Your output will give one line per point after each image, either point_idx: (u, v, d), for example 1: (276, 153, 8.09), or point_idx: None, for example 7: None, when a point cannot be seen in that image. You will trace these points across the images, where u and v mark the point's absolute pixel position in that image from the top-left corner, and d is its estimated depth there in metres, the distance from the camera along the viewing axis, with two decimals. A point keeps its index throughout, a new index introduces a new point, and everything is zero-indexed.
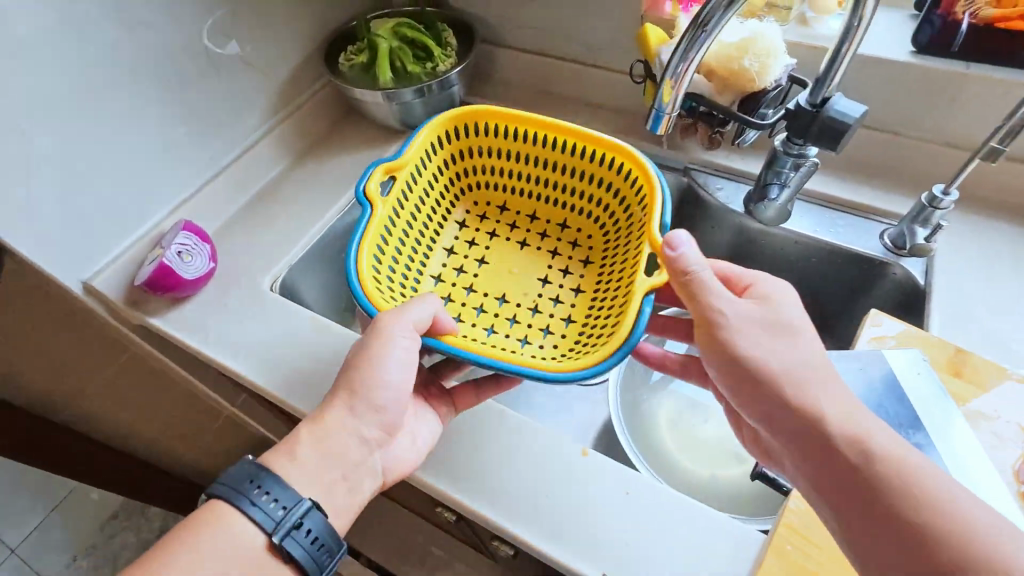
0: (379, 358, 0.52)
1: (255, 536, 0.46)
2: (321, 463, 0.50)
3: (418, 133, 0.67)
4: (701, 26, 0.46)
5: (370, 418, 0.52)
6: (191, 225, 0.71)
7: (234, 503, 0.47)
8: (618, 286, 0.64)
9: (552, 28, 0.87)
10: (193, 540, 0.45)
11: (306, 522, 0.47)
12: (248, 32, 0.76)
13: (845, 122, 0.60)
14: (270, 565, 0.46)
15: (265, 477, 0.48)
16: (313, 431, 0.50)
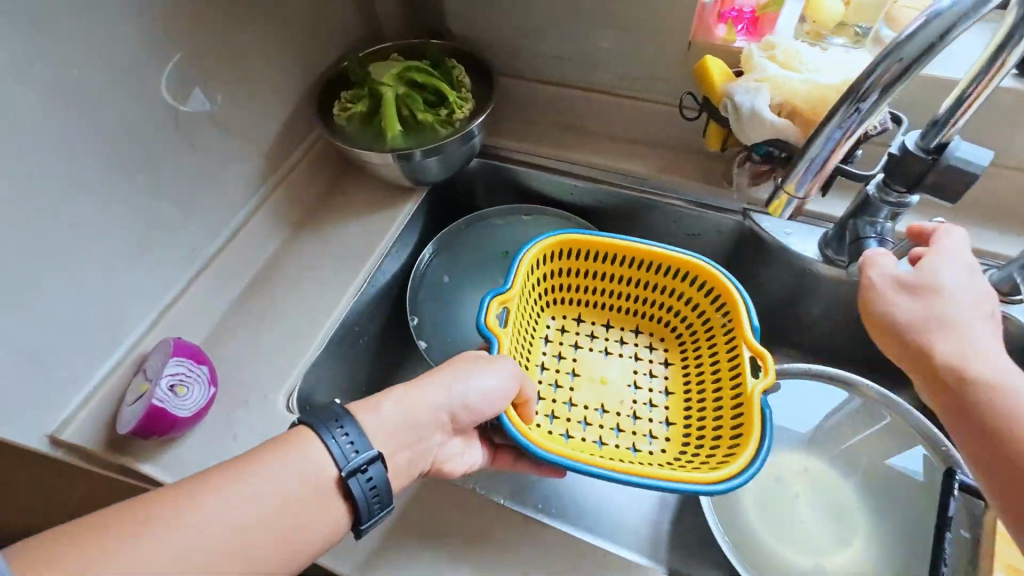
0: (485, 365, 0.52)
1: (325, 469, 0.39)
2: (402, 430, 0.46)
3: (524, 256, 0.67)
4: (859, 101, 0.40)
5: (452, 411, 0.50)
6: (184, 345, 0.57)
7: (314, 429, 0.40)
8: (724, 394, 0.63)
9: (579, 57, 0.76)
10: (269, 452, 0.38)
11: (372, 469, 0.40)
12: (225, 90, 0.63)
13: (970, 171, 0.51)
14: (328, 503, 0.39)
15: (347, 416, 0.42)
16: (408, 394, 0.48)
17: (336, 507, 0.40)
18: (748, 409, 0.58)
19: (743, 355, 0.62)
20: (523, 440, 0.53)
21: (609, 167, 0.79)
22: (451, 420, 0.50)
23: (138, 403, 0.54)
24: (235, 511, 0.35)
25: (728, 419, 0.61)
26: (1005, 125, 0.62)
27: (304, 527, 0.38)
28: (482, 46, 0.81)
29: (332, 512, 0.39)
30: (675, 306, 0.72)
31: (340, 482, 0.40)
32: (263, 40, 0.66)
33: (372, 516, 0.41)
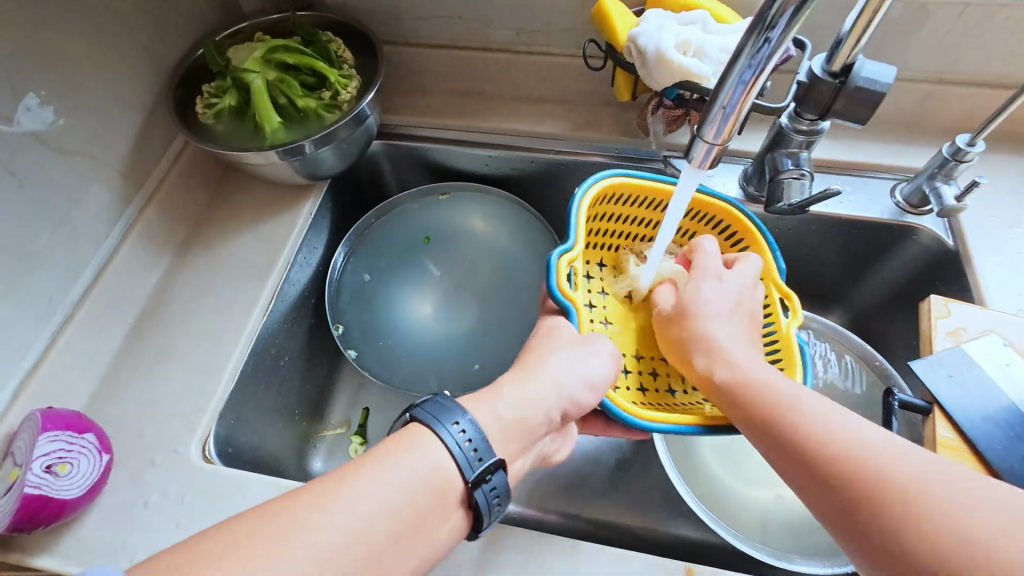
0: (581, 353, 0.50)
1: (450, 475, 0.37)
2: (518, 431, 0.44)
3: (583, 196, 0.58)
4: (767, 30, 0.33)
5: (563, 408, 0.47)
6: (56, 416, 0.48)
7: (436, 431, 0.38)
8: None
9: (469, 15, 0.69)
10: (395, 451, 0.37)
11: (495, 478, 0.39)
12: (46, 99, 0.52)
13: (877, 90, 0.50)
14: (453, 514, 0.37)
15: (469, 420, 0.40)
16: (516, 393, 0.45)
17: (458, 518, 0.38)
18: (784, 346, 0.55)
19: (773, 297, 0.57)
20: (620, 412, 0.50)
21: (521, 131, 0.73)
22: (558, 416, 0.48)
23: (12, 494, 0.45)
24: (375, 510, 0.34)
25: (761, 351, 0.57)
26: (902, 38, 0.61)
27: (428, 536, 0.36)
28: (360, 13, 0.72)
29: (454, 520, 0.38)
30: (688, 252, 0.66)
31: (466, 492, 0.38)
32: (85, 33, 0.55)
33: (492, 521, 0.40)
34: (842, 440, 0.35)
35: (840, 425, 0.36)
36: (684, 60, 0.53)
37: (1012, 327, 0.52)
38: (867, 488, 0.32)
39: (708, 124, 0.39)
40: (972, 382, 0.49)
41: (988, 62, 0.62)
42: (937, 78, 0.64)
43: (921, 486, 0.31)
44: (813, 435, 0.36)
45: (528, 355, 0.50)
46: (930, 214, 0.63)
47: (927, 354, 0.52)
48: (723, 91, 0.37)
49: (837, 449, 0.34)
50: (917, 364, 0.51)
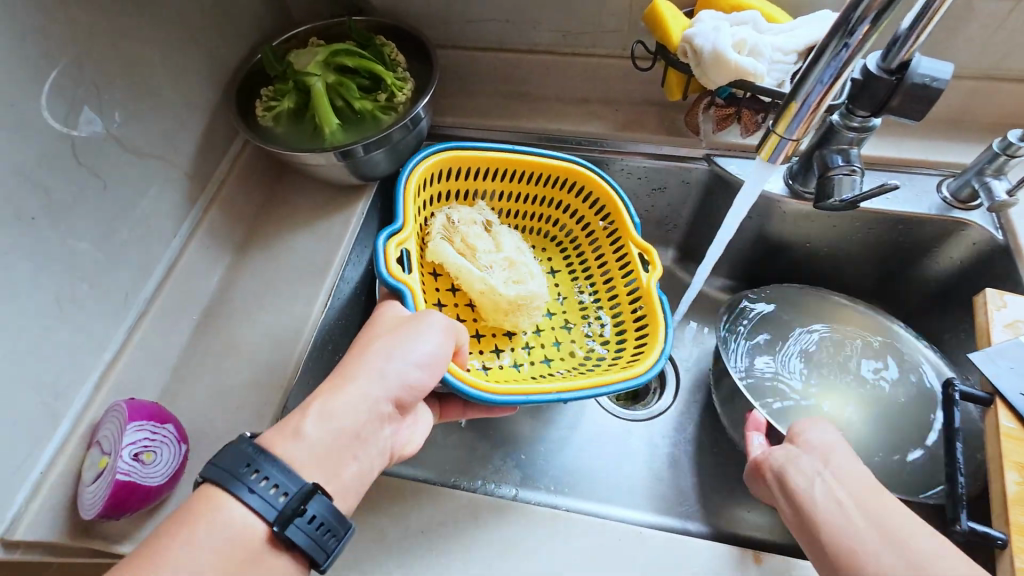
0: (409, 331, 0.47)
1: (250, 525, 0.36)
2: (335, 445, 0.41)
3: (411, 169, 0.61)
4: (848, 35, 0.34)
5: (394, 397, 0.44)
6: (139, 407, 0.50)
7: (228, 486, 0.36)
8: (620, 291, 0.66)
9: (516, 18, 0.71)
10: (191, 525, 0.35)
11: (312, 507, 0.37)
12: (124, 103, 0.54)
13: (935, 86, 0.51)
14: (269, 561, 0.36)
15: (265, 459, 0.37)
16: (330, 404, 0.41)
17: (280, 560, 0.36)
18: (648, 301, 0.61)
19: (632, 253, 0.64)
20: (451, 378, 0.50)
21: (565, 131, 0.75)
22: (395, 404, 0.45)
23: (101, 481, 0.47)
24: None
25: (630, 315, 0.63)
26: (949, 35, 0.62)
27: None
28: (408, 17, 0.73)
29: (281, 563, 0.36)
30: (557, 216, 0.72)
31: (277, 536, 0.36)
32: (158, 40, 0.57)
33: (330, 556, 0.38)
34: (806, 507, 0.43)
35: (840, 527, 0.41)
36: (740, 59, 0.54)
37: None
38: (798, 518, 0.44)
39: (784, 122, 0.40)
40: None
41: None
42: (985, 75, 0.65)
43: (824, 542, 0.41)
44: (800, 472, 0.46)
45: (353, 351, 0.46)
46: (978, 209, 0.63)
47: (984, 347, 0.53)
48: (801, 90, 0.38)
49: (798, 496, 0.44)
50: (976, 356, 0.52)
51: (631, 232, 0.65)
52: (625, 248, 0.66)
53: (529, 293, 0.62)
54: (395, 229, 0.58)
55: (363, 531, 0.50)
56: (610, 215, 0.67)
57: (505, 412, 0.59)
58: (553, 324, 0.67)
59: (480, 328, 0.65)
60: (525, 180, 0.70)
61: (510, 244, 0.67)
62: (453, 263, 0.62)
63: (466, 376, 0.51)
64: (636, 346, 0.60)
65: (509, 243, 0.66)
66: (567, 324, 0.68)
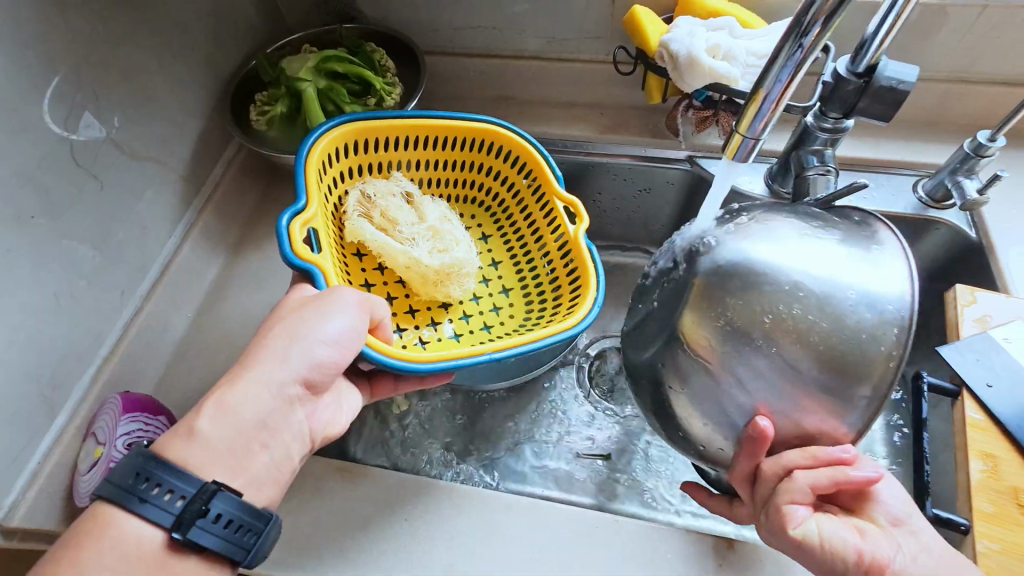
0: (316, 307, 0.46)
1: (149, 535, 0.36)
2: (239, 439, 0.41)
3: (311, 151, 0.59)
4: (801, 36, 0.36)
5: (300, 377, 0.45)
6: (134, 399, 0.52)
7: (122, 501, 0.36)
8: (549, 246, 0.66)
9: (503, 25, 0.73)
10: (83, 548, 0.34)
11: (216, 507, 0.37)
12: (122, 107, 0.56)
13: (901, 88, 0.52)
14: (180, 562, 0.36)
15: (159, 468, 0.37)
16: (234, 395, 0.41)
17: (188, 564, 0.37)
18: (577, 252, 0.61)
19: (558, 207, 0.64)
20: (370, 351, 0.49)
21: (551, 134, 0.76)
22: (303, 385, 0.45)
23: (96, 469, 0.49)
24: None
25: (562, 269, 0.64)
26: (921, 39, 0.64)
27: None
28: (399, 24, 0.76)
29: (189, 566, 0.37)
30: (482, 179, 0.72)
31: (178, 541, 0.36)
32: (156, 48, 0.59)
33: (250, 552, 0.38)
34: None
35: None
36: (714, 64, 0.56)
37: None
38: None
39: (747, 121, 0.41)
40: (1000, 366, 0.51)
41: (1006, 61, 0.64)
42: (958, 78, 0.67)
43: None
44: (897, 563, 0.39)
45: (256, 338, 0.46)
46: (952, 208, 0.65)
47: (952, 340, 0.54)
48: (761, 90, 0.39)
49: None
50: (947, 350, 0.53)
51: (556, 194, 0.64)
52: (550, 203, 0.65)
53: (454, 262, 0.63)
54: (299, 208, 0.55)
55: (349, 520, 0.51)
56: (534, 173, 0.66)
57: (441, 379, 0.55)
58: (490, 290, 0.68)
59: (413, 304, 0.66)
60: (445, 144, 0.69)
61: (434, 213, 0.67)
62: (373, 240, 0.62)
63: (386, 348, 0.49)
64: (572, 299, 0.60)
65: (433, 211, 0.67)
66: (503, 289, 0.68)
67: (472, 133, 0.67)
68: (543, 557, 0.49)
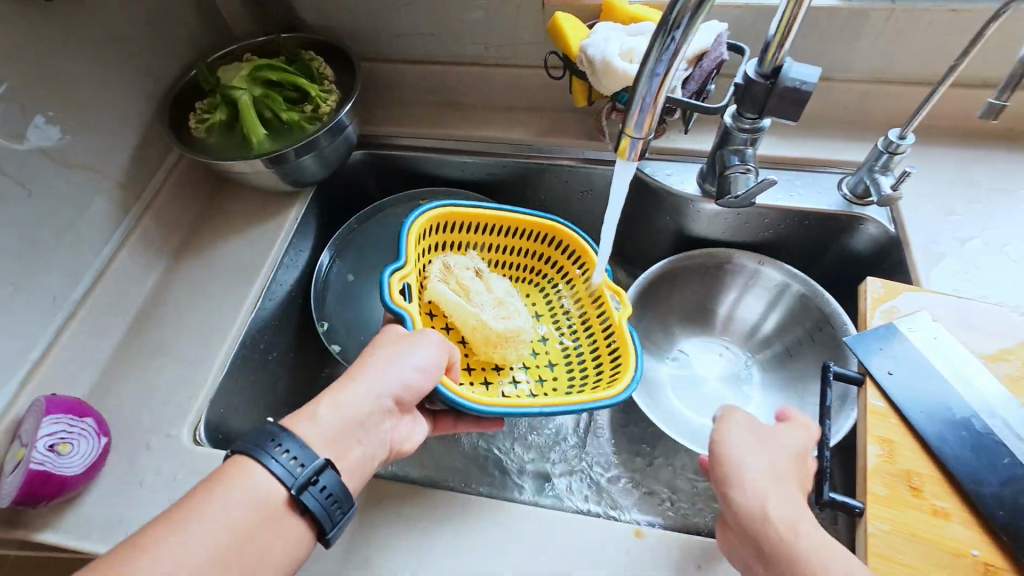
0: (410, 342, 0.50)
1: (269, 490, 0.38)
2: (343, 431, 0.43)
3: (411, 225, 0.64)
4: (671, 29, 0.38)
5: (394, 395, 0.47)
6: (59, 401, 0.53)
7: (253, 455, 0.38)
8: (595, 331, 0.68)
9: (440, 32, 0.75)
10: (212, 488, 0.36)
11: (324, 479, 0.39)
12: (52, 117, 0.57)
13: (805, 88, 0.54)
14: (283, 524, 0.38)
15: (287, 435, 0.40)
16: (340, 396, 0.44)
17: (293, 524, 0.38)
18: (620, 335, 0.63)
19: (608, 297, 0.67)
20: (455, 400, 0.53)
21: (492, 137, 0.78)
22: (392, 405, 0.48)
23: (18, 471, 0.50)
24: (192, 540, 0.34)
25: (605, 350, 0.65)
26: (836, 41, 0.66)
27: (267, 549, 0.37)
28: (339, 32, 0.77)
29: (291, 530, 0.38)
30: (541, 269, 0.74)
31: (294, 501, 0.38)
32: (88, 57, 0.61)
33: (335, 525, 0.40)
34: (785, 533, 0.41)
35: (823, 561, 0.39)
36: (629, 67, 0.58)
37: (937, 304, 0.56)
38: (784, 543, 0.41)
39: (632, 115, 0.43)
40: (902, 355, 0.53)
41: (920, 61, 0.66)
42: (876, 78, 0.69)
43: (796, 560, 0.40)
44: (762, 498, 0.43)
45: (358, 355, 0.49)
46: (872, 204, 0.67)
47: (859, 331, 0.56)
48: (640, 84, 0.41)
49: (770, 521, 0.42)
50: (854, 340, 0.55)
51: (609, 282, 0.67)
52: (598, 292, 0.68)
53: (514, 328, 0.64)
54: (399, 264, 0.60)
55: None
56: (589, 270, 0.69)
57: (494, 425, 0.60)
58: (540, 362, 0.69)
59: (470, 362, 0.67)
60: (516, 234, 0.72)
61: (502, 287, 0.69)
62: (448, 300, 0.64)
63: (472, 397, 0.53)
64: (613, 370, 0.62)
65: (501, 285, 0.69)
66: (550, 363, 0.69)
67: (539, 227, 0.71)
68: (457, 549, 0.50)
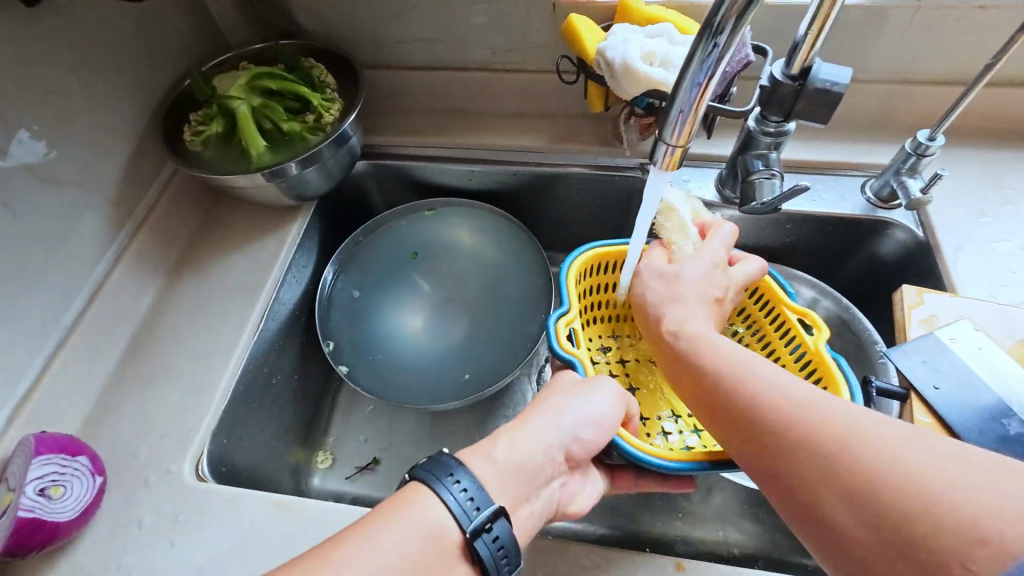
0: (587, 390, 0.49)
1: (446, 528, 0.37)
2: (518, 477, 0.43)
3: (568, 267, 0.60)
4: (714, 36, 0.35)
5: (566, 447, 0.46)
6: (49, 439, 0.49)
7: (431, 485, 0.38)
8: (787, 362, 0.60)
9: (446, 38, 0.72)
10: (391, 512, 0.37)
11: (497, 527, 0.38)
12: (37, 133, 0.54)
13: (835, 89, 0.52)
14: (454, 571, 0.36)
15: (463, 470, 0.40)
16: (516, 438, 0.44)
17: (461, 572, 0.37)
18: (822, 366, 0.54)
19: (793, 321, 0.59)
20: (644, 457, 0.48)
21: (500, 145, 0.75)
22: (566, 456, 0.46)
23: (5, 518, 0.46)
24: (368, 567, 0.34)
25: (799, 375, 0.58)
26: (860, 41, 0.64)
27: None
28: (340, 39, 0.74)
29: None
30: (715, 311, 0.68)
31: (467, 544, 0.37)
32: (75, 67, 0.57)
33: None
34: (823, 431, 0.33)
35: (840, 426, 0.32)
36: (650, 70, 0.55)
37: (977, 311, 0.54)
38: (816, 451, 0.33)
39: (669, 126, 0.41)
40: (946, 368, 0.50)
41: (944, 60, 0.65)
42: (898, 78, 0.67)
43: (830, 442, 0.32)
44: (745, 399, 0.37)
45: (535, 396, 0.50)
46: (899, 208, 0.65)
47: (899, 343, 0.53)
48: (679, 94, 0.39)
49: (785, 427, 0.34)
50: (894, 353, 0.52)
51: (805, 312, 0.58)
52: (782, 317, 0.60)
53: None
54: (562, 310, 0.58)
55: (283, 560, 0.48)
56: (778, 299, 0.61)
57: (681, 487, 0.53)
58: None
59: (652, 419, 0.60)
60: None
61: None
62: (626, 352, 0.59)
63: (664, 453, 0.48)
64: None
65: None
66: None
67: None
68: None
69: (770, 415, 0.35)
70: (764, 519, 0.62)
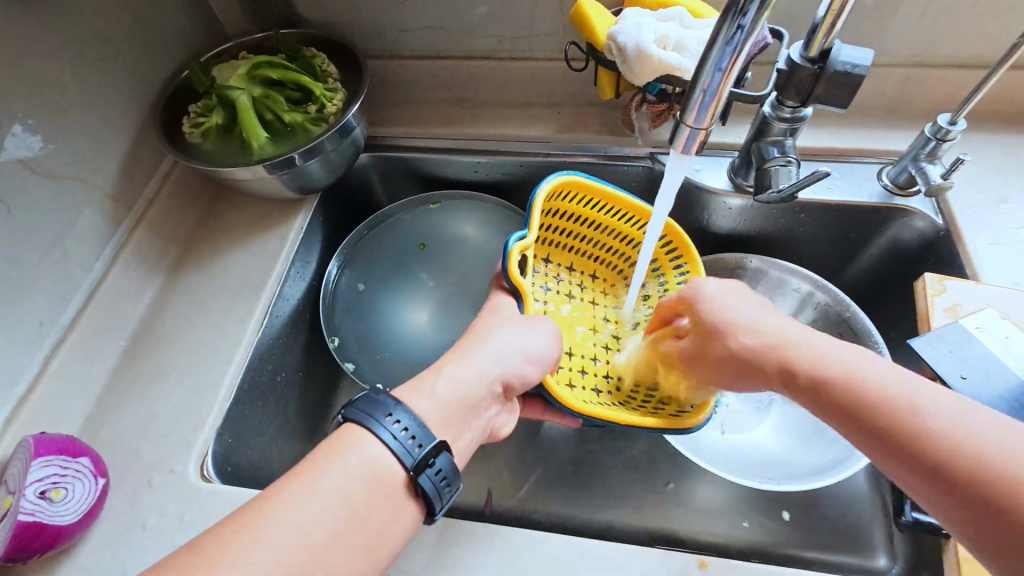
0: (525, 325, 0.50)
1: (388, 468, 0.37)
2: (453, 410, 0.43)
3: (537, 196, 0.57)
4: (740, 15, 0.33)
5: (502, 379, 0.47)
6: (49, 440, 0.48)
7: (367, 426, 0.38)
8: None
9: (450, 25, 0.70)
10: (327, 456, 0.36)
11: (438, 460, 0.38)
12: (37, 125, 0.52)
13: (856, 71, 0.50)
14: (401, 505, 0.37)
15: (400, 407, 0.39)
16: (455, 371, 0.45)
17: (408, 508, 0.38)
18: None
19: None
20: (559, 402, 0.51)
21: (507, 136, 0.74)
22: (504, 386, 0.48)
23: (5, 522, 0.44)
24: (308, 512, 0.33)
25: None
26: (877, 24, 0.62)
27: (387, 530, 0.36)
28: (341, 26, 0.72)
29: (405, 514, 0.37)
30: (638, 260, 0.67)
31: (408, 480, 0.37)
32: (70, 57, 0.55)
33: (446, 508, 0.39)
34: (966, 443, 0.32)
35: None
36: (664, 54, 0.54)
37: (1004, 301, 0.52)
38: (979, 479, 0.30)
39: (690, 110, 0.39)
40: (973, 359, 0.49)
41: (964, 42, 0.63)
42: (916, 62, 0.65)
43: (988, 458, 0.31)
44: (904, 421, 0.34)
45: (472, 330, 0.50)
46: (917, 194, 0.63)
47: (921, 333, 0.52)
48: (701, 78, 0.37)
49: (944, 449, 0.32)
50: (917, 343, 0.51)
51: None
52: None
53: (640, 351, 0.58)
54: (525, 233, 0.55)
55: None
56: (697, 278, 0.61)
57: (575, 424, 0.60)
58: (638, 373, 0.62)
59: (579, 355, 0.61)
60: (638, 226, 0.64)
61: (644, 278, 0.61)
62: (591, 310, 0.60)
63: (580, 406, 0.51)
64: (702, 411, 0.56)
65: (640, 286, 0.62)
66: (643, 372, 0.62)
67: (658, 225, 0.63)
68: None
69: (906, 418, 0.34)
70: (784, 513, 0.61)
